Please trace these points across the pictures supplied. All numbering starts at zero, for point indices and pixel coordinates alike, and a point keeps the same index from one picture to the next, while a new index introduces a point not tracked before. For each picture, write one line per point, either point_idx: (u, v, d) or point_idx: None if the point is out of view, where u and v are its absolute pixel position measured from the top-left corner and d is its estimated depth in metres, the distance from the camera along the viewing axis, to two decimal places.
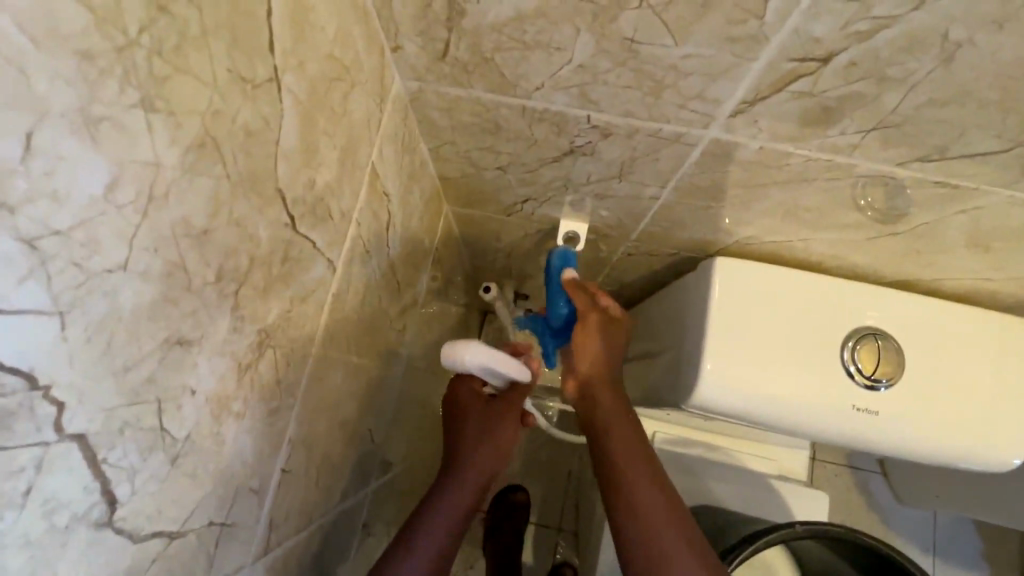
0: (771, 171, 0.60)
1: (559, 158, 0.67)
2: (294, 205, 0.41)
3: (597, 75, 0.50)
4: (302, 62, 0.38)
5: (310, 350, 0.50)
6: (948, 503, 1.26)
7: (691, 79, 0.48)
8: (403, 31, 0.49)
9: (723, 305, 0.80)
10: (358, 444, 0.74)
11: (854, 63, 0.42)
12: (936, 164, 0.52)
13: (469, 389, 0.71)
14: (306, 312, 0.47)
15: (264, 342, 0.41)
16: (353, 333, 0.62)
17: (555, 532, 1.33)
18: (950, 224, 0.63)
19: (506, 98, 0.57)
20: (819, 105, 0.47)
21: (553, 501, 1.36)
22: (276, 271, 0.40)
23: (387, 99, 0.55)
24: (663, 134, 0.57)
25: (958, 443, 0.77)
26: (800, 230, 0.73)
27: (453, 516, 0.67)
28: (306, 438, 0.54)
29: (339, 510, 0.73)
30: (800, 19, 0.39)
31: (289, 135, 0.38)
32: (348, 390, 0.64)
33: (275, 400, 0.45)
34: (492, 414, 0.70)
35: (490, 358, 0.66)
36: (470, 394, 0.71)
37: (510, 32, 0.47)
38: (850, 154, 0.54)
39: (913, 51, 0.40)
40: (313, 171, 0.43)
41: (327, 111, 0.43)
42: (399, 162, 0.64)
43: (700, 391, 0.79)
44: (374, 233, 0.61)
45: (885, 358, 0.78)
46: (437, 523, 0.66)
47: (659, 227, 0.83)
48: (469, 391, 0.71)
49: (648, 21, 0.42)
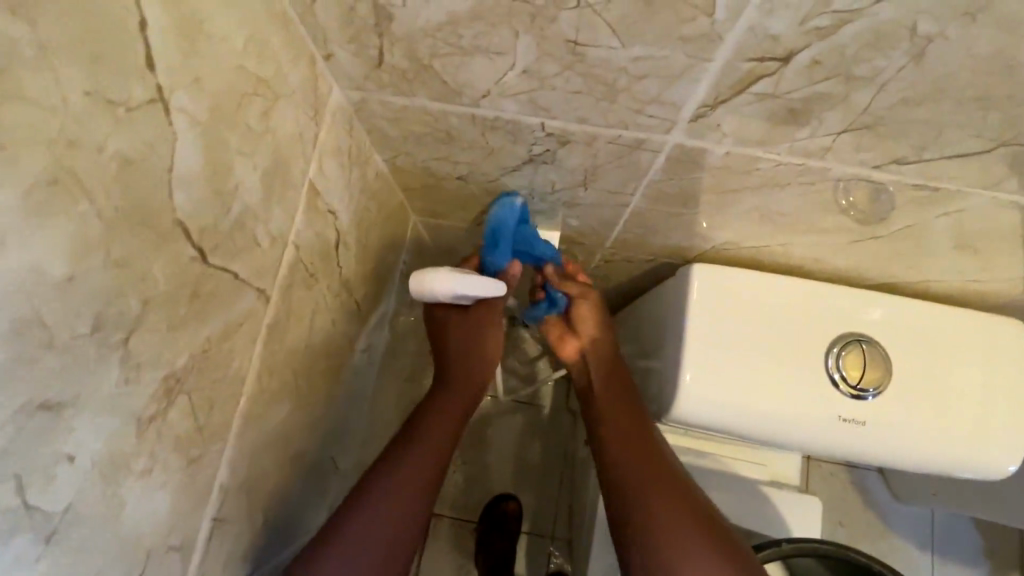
0: (741, 176, 0.56)
1: (520, 167, 0.63)
2: (204, 236, 0.37)
3: (545, 81, 0.45)
4: (199, 78, 0.34)
5: (241, 388, 0.46)
6: (943, 501, 1.23)
7: (645, 82, 0.44)
8: (332, 37, 0.45)
9: (701, 314, 0.76)
10: (317, 474, 0.70)
11: (818, 62, 0.38)
12: (915, 166, 0.49)
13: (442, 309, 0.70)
14: (233, 349, 0.43)
15: (174, 389, 0.37)
16: (302, 360, 0.58)
17: (549, 541, 1.25)
18: (934, 226, 0.60)
19: (454, 107, 0.52)
20: (785, 106, 0.43)
21: (545, 508, 1.27)
22: (182, 311, 0.36)
23: (324, 110, 0.51)
24: (623, 140, 0.53)
25: (948, 453, 0.74)
26: (779, 234, 0.69)
27: (427, 468, 0.66)
28: (246, 478, 0.50)
29: (300, 533, 0.68)
30: (755, 15, 0.35)
31: (188, 159, 0.34)
32: (301, 420, 0.61)
33: (196, 448, 0.41)
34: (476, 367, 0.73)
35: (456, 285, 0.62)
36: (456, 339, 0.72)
37: (445, 37, 0.42)
38: (823, 158, 0.50)
39: (881, 48, 0.36)
40: (228, 196, 0.39)
41: (241, 129, 0.39)
42: (346, 177, 0.59)
43: (678, 405, 0.76)
44: (319, 255, 0.57)
45: (871, 366, 0.74)
46: (405, 475, 0.64)
47: (632, 233, 0.79)
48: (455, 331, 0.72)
49: (591, 20, 0.38)
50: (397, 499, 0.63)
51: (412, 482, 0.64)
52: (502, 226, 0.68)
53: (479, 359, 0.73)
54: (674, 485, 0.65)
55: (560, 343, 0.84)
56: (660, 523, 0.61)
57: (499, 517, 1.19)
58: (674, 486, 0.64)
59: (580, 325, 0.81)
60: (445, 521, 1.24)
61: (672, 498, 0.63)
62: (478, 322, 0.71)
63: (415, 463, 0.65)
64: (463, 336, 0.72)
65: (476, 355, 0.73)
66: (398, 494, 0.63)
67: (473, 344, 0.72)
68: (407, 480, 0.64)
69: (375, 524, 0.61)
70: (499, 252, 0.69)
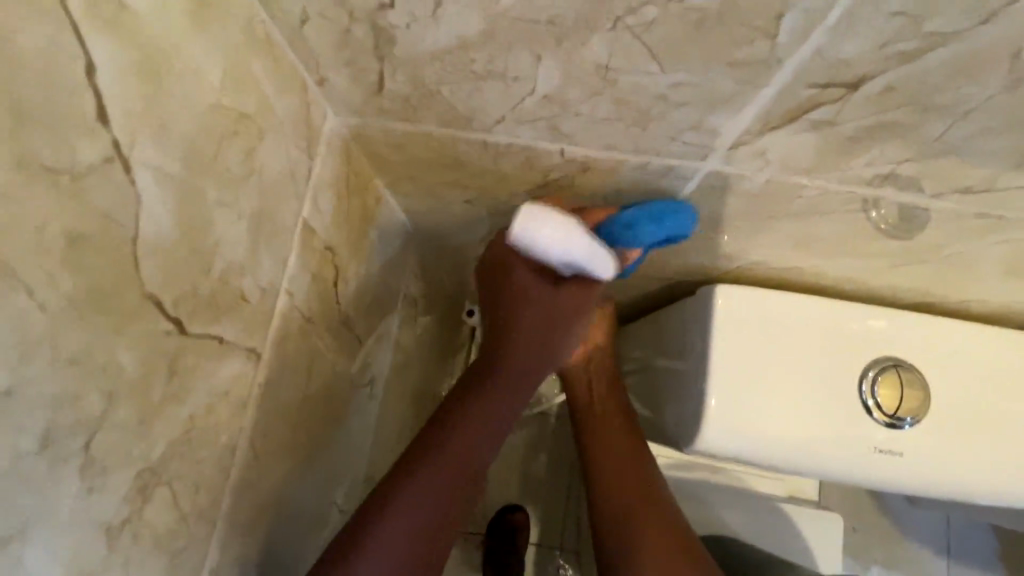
0: (778, 204, 0.51)
1: (534, 192, 0.57)
2: (181, 306, 0.32)
3: (568, 107, 0.40)
4: (168, 126, 0.28)
5: (232, 460, 0.41)
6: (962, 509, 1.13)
7: (684, 110, 0.38)
8: (325, 62, 0.39)
9: (726, 339, 0.69)
10: (318, 526, 0.65)
11: (892, 89, 0.33)
12: (980, 197, 0.44)
13: (528, 270, 0.55)
14: (222, 421, 0.38)
15: (151, 483, 0.32)
16: (300, 413, 0.52)
17: (558, 552, 1.16)
18: (991, 252, 0.55)
19: (464, 133, 0.47)
20: (842, 135, 0.38)
21: (554, 518, 1.18)
22: (158, 394, 0.31)
23: (318, 141, 0.46)
24: (652, 167, 0.48)
25: (993, 484, 0.68)
26: (815, 257, 0.64)
27: (450, 475, 0.56)
28: (238, 550, 0.45)
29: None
30: (825, 38, 0.30)
31: (157, 223, 0.29)
32: (298, 474, 0.55)
33: (180, 540, 0.36)
34: (553, 346, 0.61)
35: (580, 249, 0.51)
36: (525, 323, 0.58)
37: (455, 61, 0.37)
38: (877, 185, 0.45)
39: (970, 73, 0.31)
40: (209, 255, 0.34)
41: (222, 177, 0.34)
42: (343, 208, 0.54)
43: (701, 438, 0.69)
44: (315, 297, 0.51)
45: (909, 393, 0.68)
46: (422, 491, 0.54)
47: (651, 254, 0.74)
48: (531, 308, 0.57)
49: (626, 44, 0.32)
50: (409, 517, 0.53)
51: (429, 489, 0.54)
52: (671, 222, 0.52)
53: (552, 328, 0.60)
54: (662, 514, 0.62)
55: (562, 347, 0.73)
56: (649, 548, 0.58)
57: (508, 531, 1.10)
58: (661, 514, 0.62)
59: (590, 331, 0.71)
60: None
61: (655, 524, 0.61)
62: (546, 305, 0.57)
63: (434, 473, 0.55)
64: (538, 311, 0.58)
65: (551, 335, 0.60)
66: (414, 513, 0.53)
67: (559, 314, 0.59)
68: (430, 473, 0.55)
69: (388, 552, 0.51)
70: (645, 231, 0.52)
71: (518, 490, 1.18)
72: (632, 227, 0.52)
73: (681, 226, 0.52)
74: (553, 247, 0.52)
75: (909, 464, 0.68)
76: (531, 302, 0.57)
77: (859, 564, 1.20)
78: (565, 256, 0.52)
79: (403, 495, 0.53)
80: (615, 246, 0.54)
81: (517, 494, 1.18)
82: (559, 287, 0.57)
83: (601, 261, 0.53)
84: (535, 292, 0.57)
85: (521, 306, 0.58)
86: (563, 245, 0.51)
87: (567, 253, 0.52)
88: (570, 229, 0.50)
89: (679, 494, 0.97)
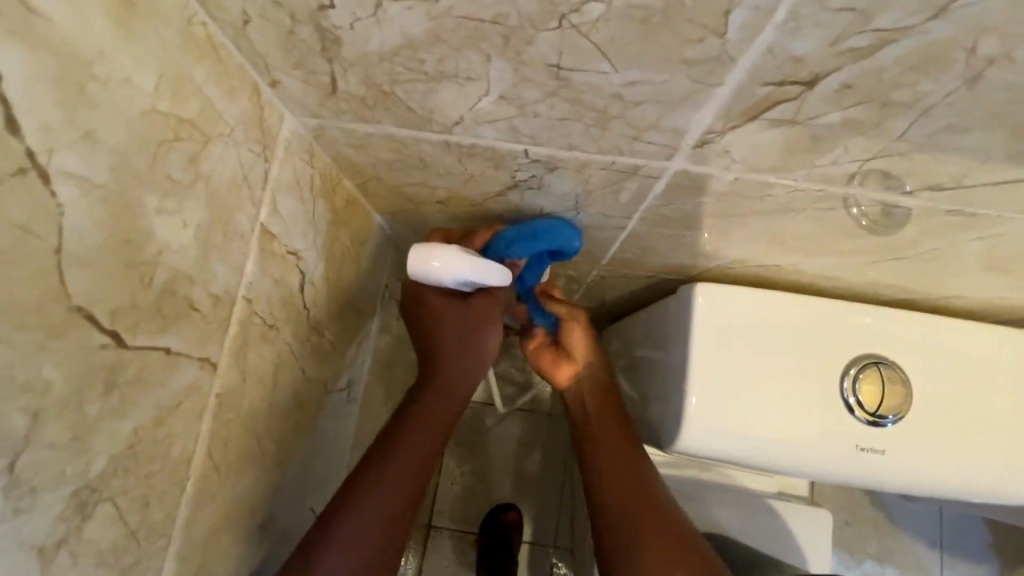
0: (751, 202, 0.50)
1: (503, 193, 0.56)
2: (118, 317, 0.31)
3: (525, 107, 0.39)
4: (92, 134, 0.27)
5: (187, 471, 0.40)
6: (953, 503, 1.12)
7: (642, 109, 0.37)
8: (273, 63, 0.38)
9: (705, 338, 0.68)
10: (294, 531, 0.65)
11: (849, 86, 0.32)
12: (952, 193, 0.43)
13: (435, 292, 0.58)
14: (172, 433, 0.37)
15: (91, 500, 0.31)
16: (267, 420, 0.52)
17: (551, 550, 1.16)
18: (968, 248, 0.54)
19: (425, 134, 0.46)
20: (806, 133, 0.37)
21: (547, 517, 1.17)
22: (94, 409, 0.30)
23: (275, 144, 0.44)
24: (618, 167, 0.47)
25: (976, 482, 0.67)
26: (792, 255, 0.63)
27: (411, 479, 0.56)
28: (199, 561, 0.44)
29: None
30: (776, 34, 0.29)
31: (85, 235, 0.28)
32: (267, 481, 0.55)
33: (129, 555, 0.35)
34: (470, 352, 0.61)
35: (471, 270, 0.53)
36: (445, 330, 0.60)
37: (404, 62, 0.36)
38: (847, 183, 0.44)
39: (927, 70, 0.30)
40: (149, 265, 0.33)
41: (161, 185, 0.33)
42: (308, 211, 0.53)
43: (682, 438, 0.68)
44: (279, 302, 0.50)
45: (890, 390, 0.67)
46: (384, 491, 0.55)
47: (629, 253, 0.73)
48: (443, 321, 0.59)
49: (574, 43, 0.31)
50: (372, 517, 0.53)
51: (384, 494, 0.55)
52: (548, 238, 0.60)
53: (476, 335, 0.60)
54: (655, 507, 0.58)
55: (553, 368, 0.75)
56: (644, 548, 0.55)
57: (500, 529, 1.09)
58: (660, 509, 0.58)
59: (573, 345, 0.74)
60: (442, 533, 1.14)
61: (652, 520, 0.57)
62: (461, 319, 0.59)
63: (394, 476, 0.56)
64: (455, 321, 0.59)
65: (473, 340, 0.61)
66: (375, 514, 0.54)
67: (473, 323, 0.59)
68: (387, 478, 0.56)
69: (352, 552, 0.52)
70: (523, 245, 0.60)
71: (510, 489, 1.17)
72: (515, 244, 0.60)
73: (561, 241, 0.60)
74: (447, 275, 0.53)
75: (892, 461, 0.67)
76: (445, 313, 0.59)
77: (852, 558, 1.20)
78: (461, 278, 0.53)
79: (366, 495, 0.54)
80: (503, 260, 0.61)
81: (509, 492, 1.17)
82: (468, 301, 0.59)
83: (490, 274, 0.54)
84: (443, 308, 0.58)
85: (437, 322, 0.59)
86: (455, 272, 0.52)
87: (461, 275, 0.53)
88: (453, 256, 0.52)
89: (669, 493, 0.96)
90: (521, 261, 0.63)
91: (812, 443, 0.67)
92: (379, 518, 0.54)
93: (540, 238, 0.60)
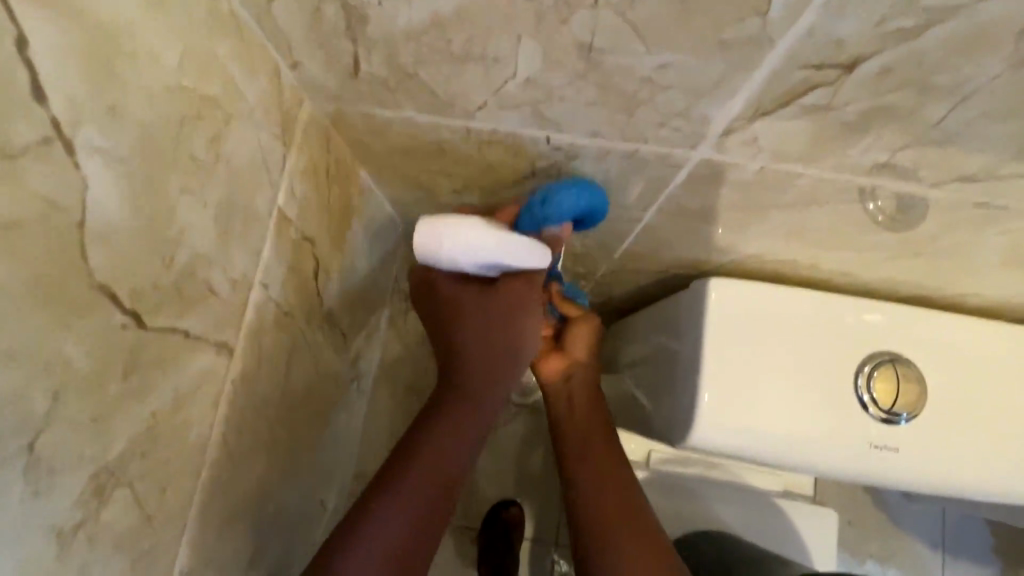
0: (772, 193, 0.49)
1: (521, 181, 0.55)
2: (139, 298, 0.30)
3: (551, 92, 0.38)
4: (117, 107, 0.27)
5: (204, 457, 0.39)
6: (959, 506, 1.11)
7: (672, 94, 0.37)
8: (296, 44, 0.37)
9: (718, 332, 0.68)
10: (304, 523, 0.64)
11: (889, 71, 0.31)
12: (981, 185, 0.43)
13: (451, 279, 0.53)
14: (189, 419, 0.37)
15: (109, 485, 0.31)
16: (279, 408, 0.51)
17: (553, 547, 1.15)
18: (991, 243, 0.53)
19: (444, 119, 0.45)
20: (838, 121, 0.37)
21: (549, 514, 1.16)
22: (114, 391, 0.30)
23: (293, 128, 0.44)
24: (641, 155, 0.46)
25: (987, 481, 0.66)
26: (810, 249, 0.62)
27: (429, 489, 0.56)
28: (213, 550, 0.44)
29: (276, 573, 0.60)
30: (820, 14, 0.28)
31: (108, 210, 0.27)
32: (279, 471, 0.54)
33: (146, 541, 0.35)
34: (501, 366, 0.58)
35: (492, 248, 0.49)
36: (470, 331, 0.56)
37: (431, 43, 0.35)
38: (874, 174, 0.43)
39: (973, 53, 0.29)
40: (170, 246, 0.32)
41: (182, 163, 0.32)
42: (323, 197, 0.52)
43: (693, 434, 0.68)
44: (293, 288, 0.49)
45: (905, 387, 0.67)
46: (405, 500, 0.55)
47: (643, 247, 0.72)
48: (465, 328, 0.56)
49: (609, 22, 0.31)
50: (387, 533, 0.53)
51: (406, 497, 0.55)
52: (581, 196, 0.50)
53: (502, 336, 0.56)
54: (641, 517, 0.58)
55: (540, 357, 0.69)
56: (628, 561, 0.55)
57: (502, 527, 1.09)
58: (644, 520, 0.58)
59: (572, 346, 0.68)
60: (444, 529, 1.13)
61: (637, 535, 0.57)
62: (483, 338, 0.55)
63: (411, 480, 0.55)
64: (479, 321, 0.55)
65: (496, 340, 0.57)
66: (395, 520, 0.54)
67: (498, 321, 0.55)
68: (410, 479, 0.55)
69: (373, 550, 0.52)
70: (553, 208, 0.51)
71: (511, 486, 1.17)
72: (552, 197, 0.51)
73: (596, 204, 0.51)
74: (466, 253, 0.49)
75: (903, 460, 0.67)
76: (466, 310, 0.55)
77: (855, 559, 1.20)
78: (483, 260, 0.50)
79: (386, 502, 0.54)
80: (539, 232, 0.53)
81: (510, 489, 1.17)
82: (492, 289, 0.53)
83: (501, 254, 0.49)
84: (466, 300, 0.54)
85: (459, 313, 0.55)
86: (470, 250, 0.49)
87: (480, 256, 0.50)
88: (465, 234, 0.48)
89: (672, 491, 0.96)
90: (560, 230, 0.54)
91: (824, 441, 0.66)
92: (400, 519, 0.54)
93: (575, 195, 0.50)
